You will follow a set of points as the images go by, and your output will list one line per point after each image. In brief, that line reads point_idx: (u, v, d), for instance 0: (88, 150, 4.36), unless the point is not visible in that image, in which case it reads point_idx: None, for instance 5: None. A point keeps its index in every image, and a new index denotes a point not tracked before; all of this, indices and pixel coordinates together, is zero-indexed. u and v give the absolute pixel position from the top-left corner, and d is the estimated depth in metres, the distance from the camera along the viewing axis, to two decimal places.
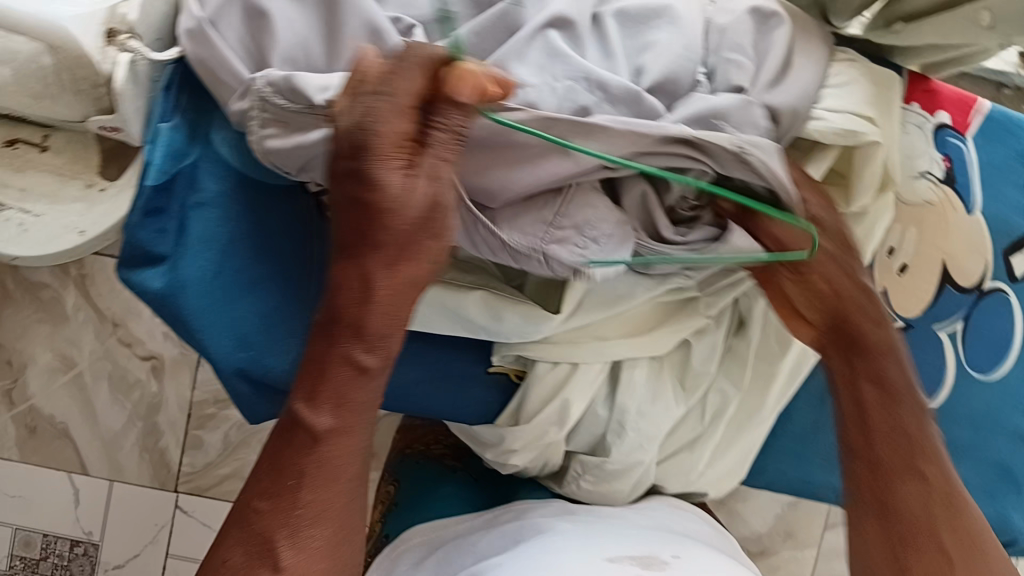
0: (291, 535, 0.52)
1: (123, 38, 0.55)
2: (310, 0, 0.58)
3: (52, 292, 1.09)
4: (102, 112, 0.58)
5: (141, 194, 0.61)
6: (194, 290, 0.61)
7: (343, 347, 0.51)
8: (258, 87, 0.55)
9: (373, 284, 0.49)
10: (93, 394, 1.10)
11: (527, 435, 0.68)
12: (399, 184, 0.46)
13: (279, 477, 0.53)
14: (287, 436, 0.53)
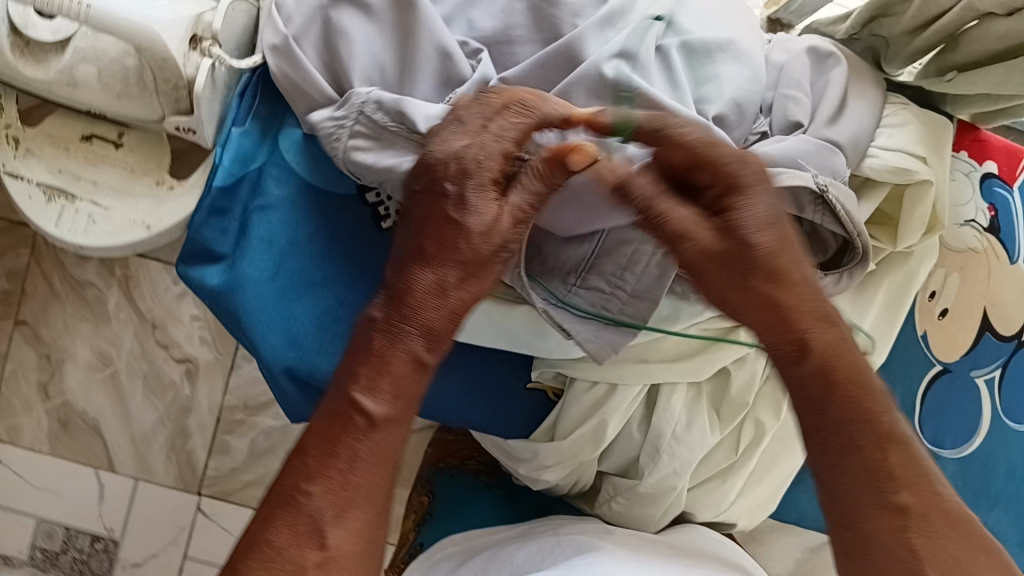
0: (340, 524, 0.49)
1: (207, 45, 0.58)
2: (386, 19, 0.60)
3: (96, 292, 1.12)
4: (180, 113, 0.61)
5: (208, 194, 0.63)
6: (252, 288, 0.63)
7: (408, 345, 0.50)
8: (362, 102, 0.58)
9: (449, 294, 0.51)
10: (128, 393, 1.13)
11: (563, 452, 0.69)
12: (486, 214, 0.50)
13: (326, 462, 0.49)
14: (335, 417, 0.50)
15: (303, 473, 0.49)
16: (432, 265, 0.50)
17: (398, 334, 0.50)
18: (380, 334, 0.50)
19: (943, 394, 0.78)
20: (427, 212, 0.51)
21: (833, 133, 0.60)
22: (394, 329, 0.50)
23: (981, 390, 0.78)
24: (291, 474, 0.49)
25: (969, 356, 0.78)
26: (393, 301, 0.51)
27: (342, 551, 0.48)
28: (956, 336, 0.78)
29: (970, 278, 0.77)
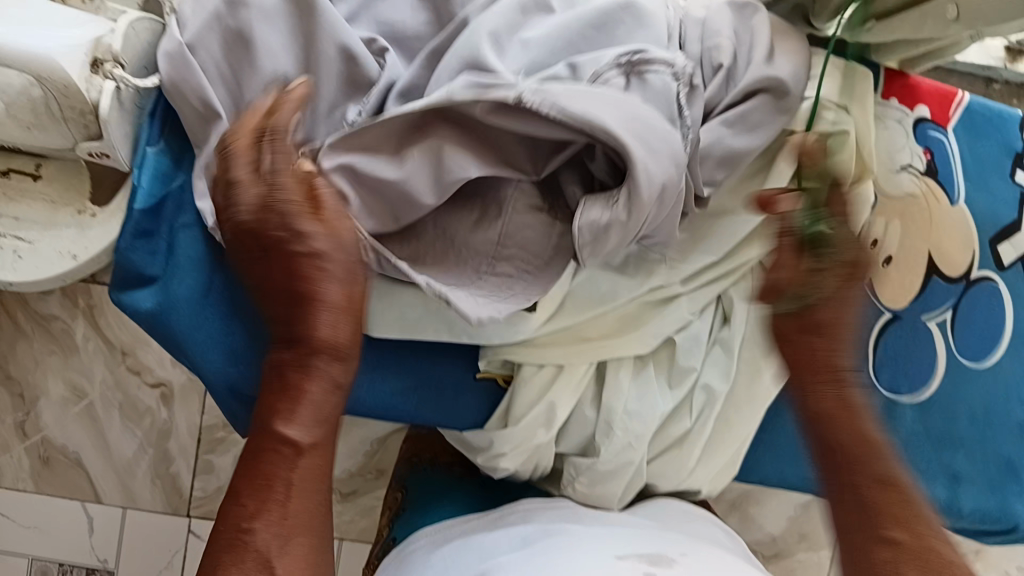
0: (288, 539, 0.53)
1: (109, 67, 0.58)
2: (291, 23, 0.60)
3: (62, 324, 1.09)
4: (91, 138, 0.60)
5: (130, 218, 0.63)
6: (184, 308, 0.62)
7: (324, 368, 0.54)
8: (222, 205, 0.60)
9: (326, 305, 0.53)
10: (105, 424, 1.12)
11: (516, 438, 0.68)
12: (320, 230, 0.53)
13: (253, 493, 0.53)
14: (256, 456, 0.54)
15: (237, 505, 0.53)
16: (318, 301, 0.53)
17: (303, 369, 0.54)
18: (280, 377, 0.55)
19: (897, 338, 0.78)
20: (275, 263, 0.53)
21: (772, 72, 0.60)
22: (297, 367, 0.54)
23: (934, 334, 0.78)
24: (228, 512, 0.54)
25: (918, 302, 0.79)
26: (291, 343, 0.54)
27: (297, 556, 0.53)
28: (904, 280, 0.78)
29: (910, 224, 0.77)
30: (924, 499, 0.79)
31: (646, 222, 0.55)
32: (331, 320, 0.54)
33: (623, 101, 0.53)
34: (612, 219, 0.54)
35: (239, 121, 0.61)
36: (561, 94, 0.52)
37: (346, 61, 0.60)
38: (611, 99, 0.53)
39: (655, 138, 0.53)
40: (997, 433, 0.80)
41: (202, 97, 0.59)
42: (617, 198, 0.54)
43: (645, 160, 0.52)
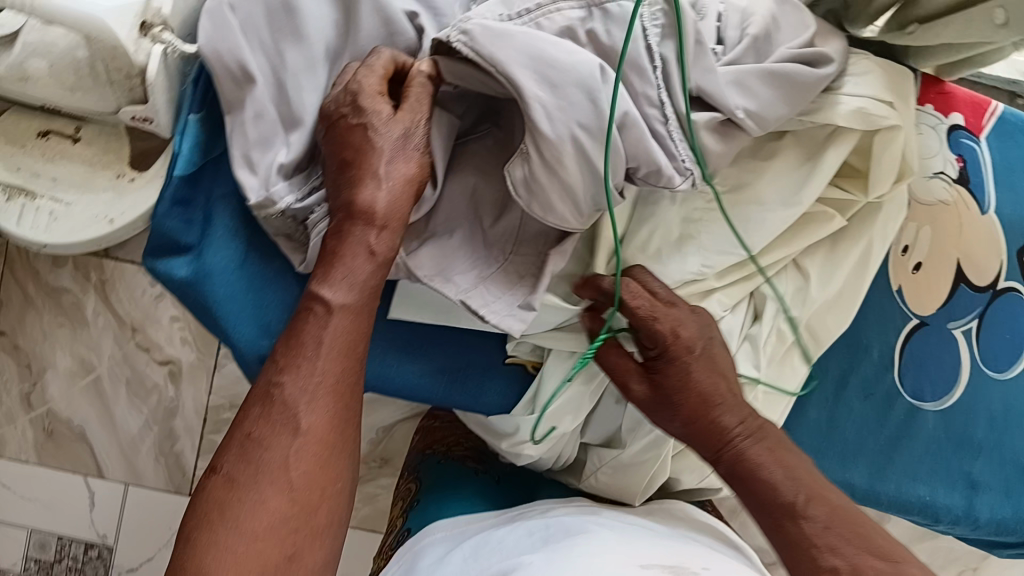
0: (312, 405, 0.53)
1: (157, 31, 0.57)
2: None
3: (73, 298, 1.09)
4: (135, 103, 0.60)
5: (169, 185, 0.63)
6: (220, 278, 0.62)
7: (331, 281, 0.54)
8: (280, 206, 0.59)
9: (341, 228, 0.55)
10: (112, 399, 1.11)
11: (541, 425, 0.68)
12: (361, 130, 0.56)
13: (280, 356, 0.54)
14: (295, 318, 0.55)
15: (269, 365, 0.54)
16: (367, 170, 0.55)
17: (337, 243, 0.55)
18: (327, 244, 0.56)
19: (922, 344, 0.79)
20: (341, 174, 0.56)
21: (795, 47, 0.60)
22: (340, 233, 0.55)
23: (960, 342, 0.78)
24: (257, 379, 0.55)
25: (944, 309, 0.79)
26: (342, 212, 0.56)
27: (319, 424, 0.53)
28: (934, 286, 0.78)
29: (941, 231, 0.78)
30: (942, 505, 0.79)
31: (615, 168, 0.56)
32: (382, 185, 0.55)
33: (532, 39, 0.55)
34: (532, 173, 0.55)
35: (276, 87, 0.60)
36: (481, 34, 0.54)
37: (385, 31, 0.61)
38: (522, 39, 0.54)
39: (569, 83, 0.54)
40: (1014, 439, 0.80)
41: (238, 59, 0.58)
42: (528, 150, 0.54)
43: (543, 96, 0.54)
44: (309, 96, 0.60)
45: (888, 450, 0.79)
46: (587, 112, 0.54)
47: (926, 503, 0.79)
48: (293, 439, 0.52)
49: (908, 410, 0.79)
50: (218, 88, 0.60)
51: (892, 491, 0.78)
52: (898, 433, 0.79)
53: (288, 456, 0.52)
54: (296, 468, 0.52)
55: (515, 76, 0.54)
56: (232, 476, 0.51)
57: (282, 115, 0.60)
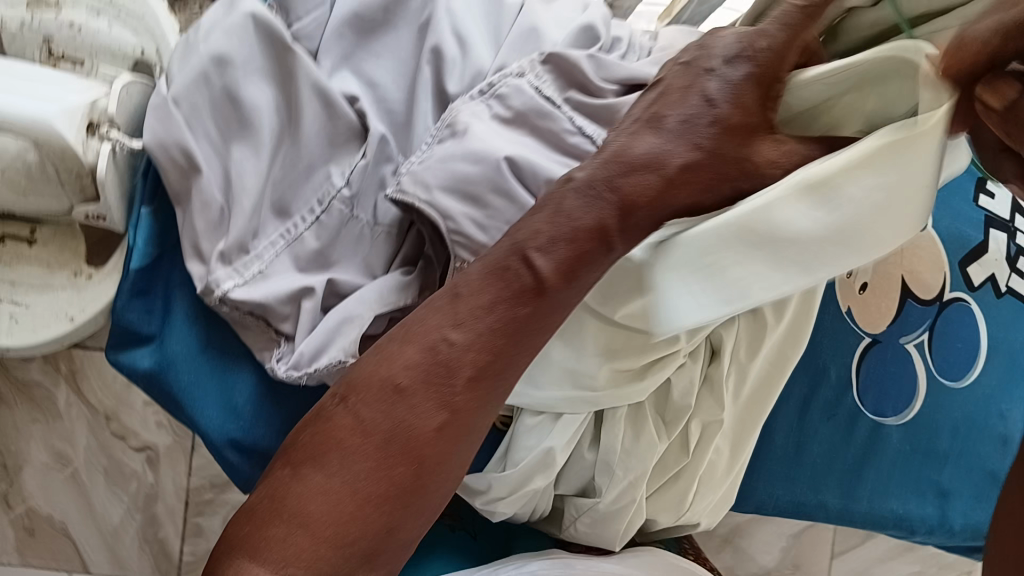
0: (411, 517, 0.50)
1: (105, 130, 0.59)
2: (275, 77, 0.64)
3: (44, 391, 1.07)
4: (87, 200, 0.61)
5: (127, 277, 0.64)
6: (183, 365, 0.64)
7: (338, 414, 0.51)
8: (222, 293, 0.60)
9: (399, 379, 0.51)
10: (90, 489, 1.10)
11: (513, 481, 0.68)
12: (462, 338, 0.51)
13: (370, 449, 0.50)
14: (386, 411, 0.50)
15: (356, 470, 0.49)
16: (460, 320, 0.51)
17: (484, 378, 0.51)
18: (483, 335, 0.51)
19: (877, 362, 0.81)
20: (421, 342, 0.51)
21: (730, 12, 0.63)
22: (507, 318, 0.51)
23: (914, 356, 0.81)
24: (297, 449, 0.51)
25: (896, 324, 0.81)
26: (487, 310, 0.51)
27: (393, 534, 0.50)
28: (883, 305, 0.81)
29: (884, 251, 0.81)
30: (915, 516, 0.81)
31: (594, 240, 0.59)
32: (540, 260, 0.50)
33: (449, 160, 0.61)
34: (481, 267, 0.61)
35: (223, 178, 0.62)
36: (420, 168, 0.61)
37: (326, 113, 0.64)
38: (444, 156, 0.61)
39: (486, 188, 0.61)
40: (977, 447, 0.83)
41: (184, 149, 0.60)
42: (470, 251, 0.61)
43: (468, 212, 0.61)
44: (251, 179, 0.62)
45: (856, 467, 0.81)
46: (512, 212, 0.61)
47: (899, 517, 0.81)
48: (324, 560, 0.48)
49: (872, 428, 0.81)
50: (166, 179, 0.61)
51: (864, 508, 0.80)
52: (863, 453, 0.80)
53: (305, 561, 0.48)
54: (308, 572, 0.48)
55: (439, 202, 0.60)
56: (305, 498, 0.49)
57: (226, 204, 0.62)
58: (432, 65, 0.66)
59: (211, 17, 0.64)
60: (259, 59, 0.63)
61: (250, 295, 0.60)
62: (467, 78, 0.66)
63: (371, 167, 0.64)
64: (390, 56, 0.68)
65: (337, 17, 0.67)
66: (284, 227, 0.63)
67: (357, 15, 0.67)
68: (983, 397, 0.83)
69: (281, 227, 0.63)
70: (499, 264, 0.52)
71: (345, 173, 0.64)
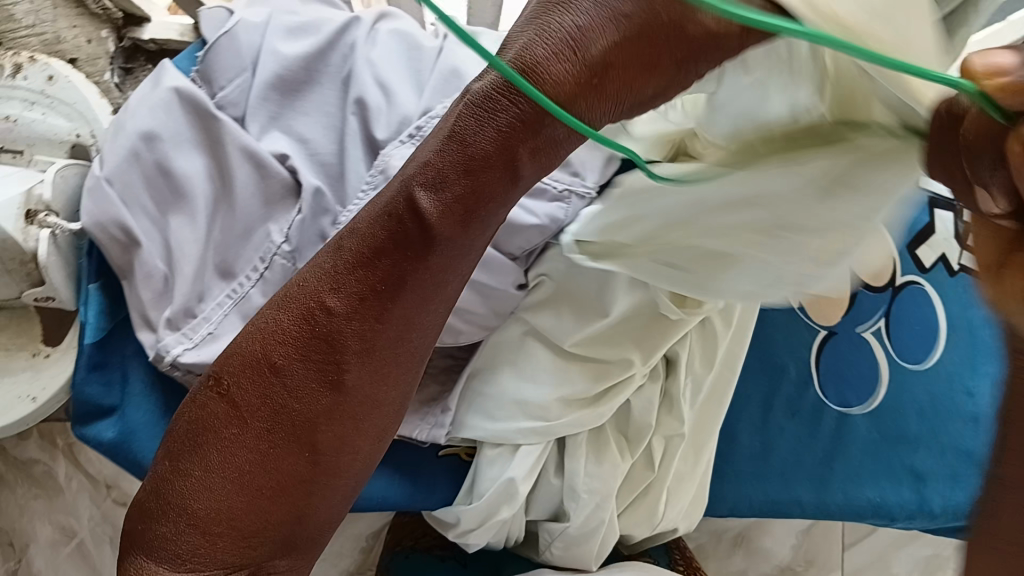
0: (314, 502, 0.51)
1: (42, 216, 0.61)
2: (205, 146, 0.66)
3: (44, 467, 1.10)
4: (35, 285, 0.63)
5: (82, 353, 0.65)
6: (145, 434, 0.65)
7: (217, 404, 0.50)
8: (173, 355, 0.62)
9: (278, 361, 0.49)
10: (99, 560, 1.10)
11: (478, 513, 0.69)
12: (340, 309, 0.49)
13: (254, 439, 0.49)
14: (266, 395, 0.49)
15: (246, 460, 0.49)
16: (333, 289, 0.49)
17: (374, 352, 0.49)
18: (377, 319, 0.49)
19: (836, 355, 0.82)
20: (300, 320, 0.50)
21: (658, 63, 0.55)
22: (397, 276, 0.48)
23: (874, 343, 0.82)
24: (194, 430, 0.50)
25: (850, 315, 0.82)
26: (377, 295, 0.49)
27: (293, 514, 0.50)
28: None
29: None
30: (893, 502, 0.81)
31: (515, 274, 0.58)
32: (427, 202, 0.47)
33: None
34: None
35: (164, 248, 0.64)
36: None
37: (258, 173, 0.66)
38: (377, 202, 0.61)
39: None
40: (951, 424, 0.83)
41: (121, 225, 0.62)
42: None
43: None
44: (190, 247, 0.64)
45: (828, 462, 0.81)
46: None
47: (877, 504, 0.81)
48: (213, 541, 0.49)
49: (837, 418, 0.82)
50: (107, 255, 0.63)
51: (840, 500, 0.80)
52: (832, 446, 0.81)
53: (204, 554, 0.49)
54: (214, 563, 0.50)
55: None
56: (192, 502, 0.49)
57: (170, 272, 0.64)
58: (358, 115, 0.68)
59: (137, 95, 0.66)
60: (187, 130, 0.65)
61: (201, 356, 0.62)
62: (393, 124, 0.67)
63: (308, 221, 0.65)
64: (317, 112, 0.69)
65: (259, 79, 0.68)
66: (229, 288, 0.65)
67: (278, 77, 0.69)
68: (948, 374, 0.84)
69: (226, 288, 0.64)
70: (389, 209, 0.49)
71: (284, 229, 0.65)
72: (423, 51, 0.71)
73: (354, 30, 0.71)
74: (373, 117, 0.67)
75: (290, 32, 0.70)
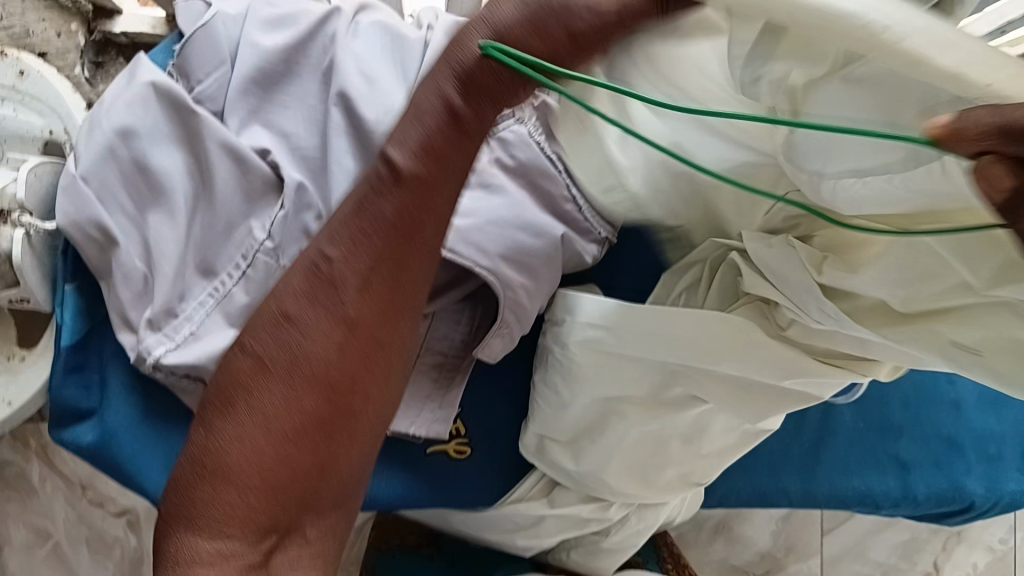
0: (336, 449, 0.50)
1: (16, 216, 0.59)
2: (182, 140, 0.64)
3: (17, 469, 1.07)
4: (9, 287, 0.61)
5: (59, 355, 0.64)
6: (126, 436, 0.64)
7: (239, 364, 0.50)
8: (152, 356, 0.61)
9: (290, 312, 0.49)
10: (75, 562, 1.08)
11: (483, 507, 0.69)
12: (339, 255, 0.49)
13: (280, 386, 0.49)
14: (283, 346, 0.49)
15: (287, 419, 0.48)
16: (333, 236, 0.49)
17: (375, 285, 0.49)
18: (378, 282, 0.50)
19: None
20: (303, 273, 0.50)
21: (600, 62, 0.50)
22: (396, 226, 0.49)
23: None
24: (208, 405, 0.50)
25: None
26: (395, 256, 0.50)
27: (338, 457, 0.50)
28: None
29: None
30: (878, 491, 0.81)
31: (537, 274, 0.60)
32: (396, 157, 0.47)
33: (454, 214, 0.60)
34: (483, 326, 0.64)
35: (143, 246, 0.62)
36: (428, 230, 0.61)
37: (238, 169, 0.64)
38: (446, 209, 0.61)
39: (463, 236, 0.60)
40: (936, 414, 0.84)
41: (98, 224, 0.60)
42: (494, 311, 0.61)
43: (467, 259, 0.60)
44: (169, 245, 0.62)
45: (815, 453, 0.81)
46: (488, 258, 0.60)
47: (862, 493, 0.81)
48: (252, 517, 0.48)
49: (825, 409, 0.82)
50: (83, 254, 0.62)
51: (827, 490, 0.80)
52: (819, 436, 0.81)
53: (242, 520, 0.48)
54: (247, 526, 0.48)
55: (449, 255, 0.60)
56: (222, 469, 0.48)
57: (149, 272, 0.62)
58: (341, 107, 0.67)
59: (112, 91, 0.64)
60: (162, 124, 0.63)
61: (181, 357, 0.61)
62: (379, 111, 0.66)
63: (290, 216, 0.64)
64: (299, 105, 0.68)
65: (238, 72, 0.67)
66: (211, 286, 0.64)
67: (257, 69, 0.67)
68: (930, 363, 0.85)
69: (208, 286, 0.63)
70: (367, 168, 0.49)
71: (265, 225, 0.64)
72: (407, 41, 0.69)
73: (335, 20, 0.69)
74: (357, 106, 0.66)
75: (268, 23, 0.69)
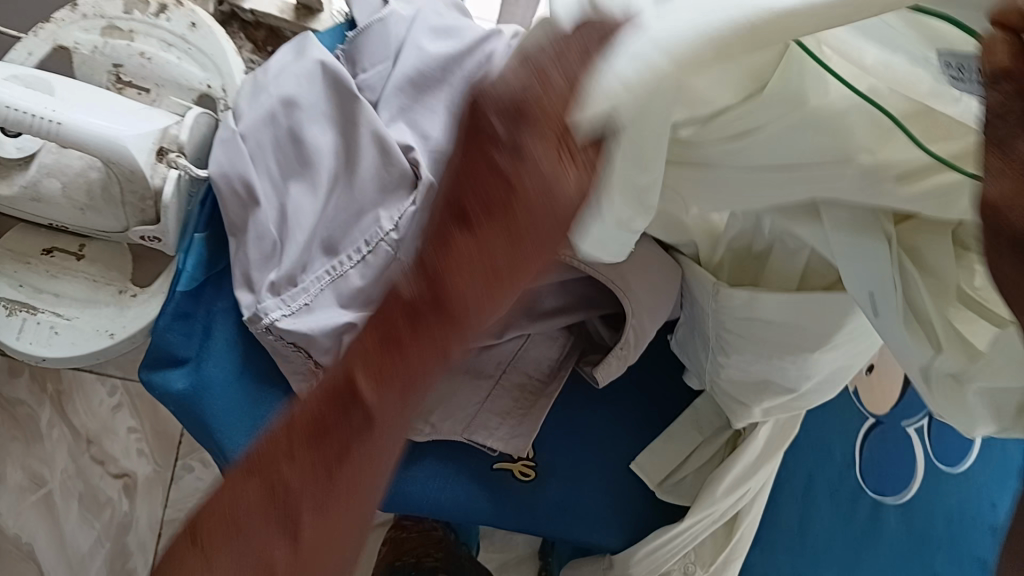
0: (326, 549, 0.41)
1: (173, 156, 0.61)
2: (335, 122, 0.67)
3: (26, 409, 0.98)
4: (146, 223, 0.63)
5: (171, 300, 0.65)
6: (218, 392, 0.65)
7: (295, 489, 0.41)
8: (269, 312, 0.63)
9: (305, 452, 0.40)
10: (63, 515, 0.97)
11: (556, 528, 0.71)
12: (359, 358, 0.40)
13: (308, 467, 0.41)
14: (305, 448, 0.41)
15: (258, 494, 0.41)
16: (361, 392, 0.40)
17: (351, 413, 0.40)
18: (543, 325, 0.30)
19: (878, 445, 0.83)
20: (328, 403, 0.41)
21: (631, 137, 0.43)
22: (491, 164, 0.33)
23: (914, 440, 0.83)
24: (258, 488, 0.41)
25: (895, 410, 0.83)
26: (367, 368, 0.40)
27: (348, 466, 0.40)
28: (885, 391, 0.84)
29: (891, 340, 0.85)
30: None
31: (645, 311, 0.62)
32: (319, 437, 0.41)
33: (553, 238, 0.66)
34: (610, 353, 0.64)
35: (279, 213, 0.65)
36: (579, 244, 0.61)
37: (381, 159, 0.66)
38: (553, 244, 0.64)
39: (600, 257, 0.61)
40: (968, 532, 0.84)
41: (245, 181, 0.63)
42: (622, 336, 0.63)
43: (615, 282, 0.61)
44: (306, 217, 0.64)
45: (854, 546, 0.81)
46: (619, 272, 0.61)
47: None
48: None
49: (871, 506, 0.82)
50: (221, 205, 0.64)
51: None
52: (862, 531, 0.82)
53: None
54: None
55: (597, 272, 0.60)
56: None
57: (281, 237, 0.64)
58: None
59: (278, 61, 0.68)
60: (322, 101, 0.66)
61: (296, 326, 0.63)
62: None
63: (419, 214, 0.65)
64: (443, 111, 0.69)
65: (398, 72, 0.69)
66: (331, 263, 0.65)
67: (418, 72, 0.69)
68: (976, 486, 0.85)
69: (328, 263, 0.65)
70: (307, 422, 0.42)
71: (393, 217, 0.65)
72: None
73: (494, 40, 0.70)
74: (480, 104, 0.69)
75: (436, 31, 0.71)
